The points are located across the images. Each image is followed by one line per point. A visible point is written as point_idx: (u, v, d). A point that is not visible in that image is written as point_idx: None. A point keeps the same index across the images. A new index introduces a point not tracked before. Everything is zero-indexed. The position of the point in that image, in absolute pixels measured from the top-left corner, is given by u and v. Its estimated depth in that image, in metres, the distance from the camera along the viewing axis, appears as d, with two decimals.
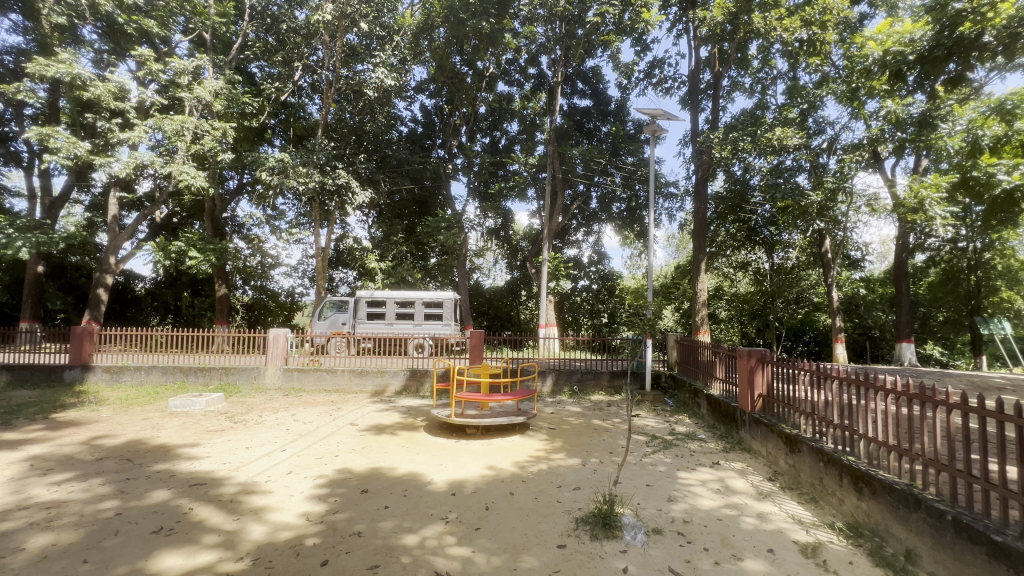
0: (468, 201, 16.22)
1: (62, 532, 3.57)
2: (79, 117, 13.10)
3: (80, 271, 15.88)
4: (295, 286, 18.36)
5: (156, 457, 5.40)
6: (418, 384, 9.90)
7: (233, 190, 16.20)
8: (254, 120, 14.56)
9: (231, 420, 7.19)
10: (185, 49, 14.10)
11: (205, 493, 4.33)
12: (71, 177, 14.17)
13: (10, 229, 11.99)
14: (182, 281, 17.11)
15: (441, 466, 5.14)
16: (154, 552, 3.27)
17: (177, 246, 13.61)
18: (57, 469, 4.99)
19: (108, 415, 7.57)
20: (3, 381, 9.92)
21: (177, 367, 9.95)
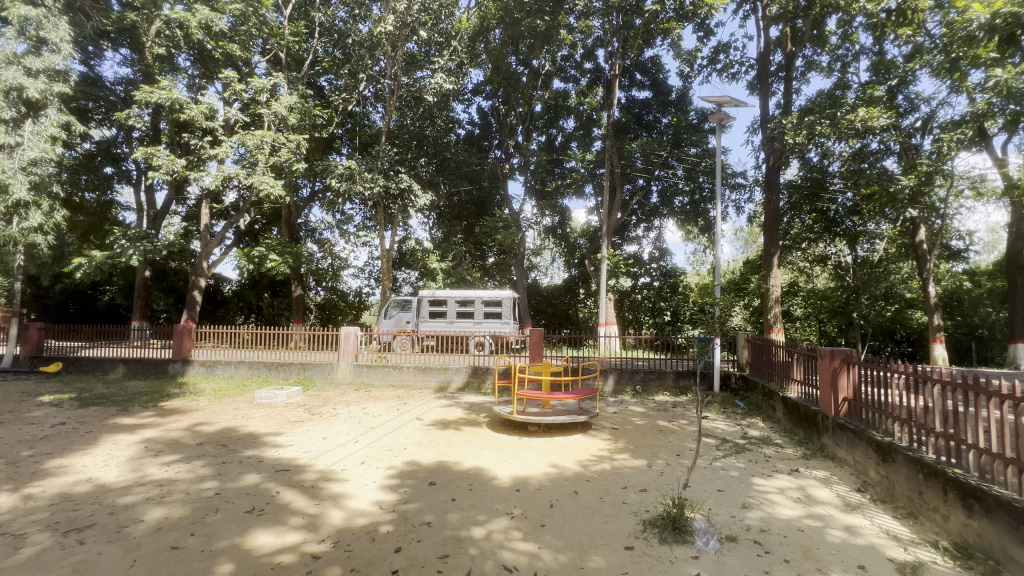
0: (525, 201, 16.34)
1: (173, 507, 4.00)
2: (176, 137, 14.63)
3: (179, 276, 17.73)
4: (363, 287, 19.37)
5: (247, 444, 5.92)
6: (480, 381, 10.09)
7: (307, 198, 17.34)
8: (324, 131, 15.50)
9: (309, 412, 7.71)
10: (263, 69, 15.25)
11: (290, 479, 4.69)
12: (170, 191, 15.82)
13: (123, 239, 13.60)
14: (263, 283, 18.56)
15: (505, 462, 5.22)
16: (248, 530, 3.59)
17: (259, 251, 14.83)
18: (166, 452, 5.61)
19: (206, 404, 8.39)
20: (121, 373, 11.30)
21: (261, 362, 10.83)
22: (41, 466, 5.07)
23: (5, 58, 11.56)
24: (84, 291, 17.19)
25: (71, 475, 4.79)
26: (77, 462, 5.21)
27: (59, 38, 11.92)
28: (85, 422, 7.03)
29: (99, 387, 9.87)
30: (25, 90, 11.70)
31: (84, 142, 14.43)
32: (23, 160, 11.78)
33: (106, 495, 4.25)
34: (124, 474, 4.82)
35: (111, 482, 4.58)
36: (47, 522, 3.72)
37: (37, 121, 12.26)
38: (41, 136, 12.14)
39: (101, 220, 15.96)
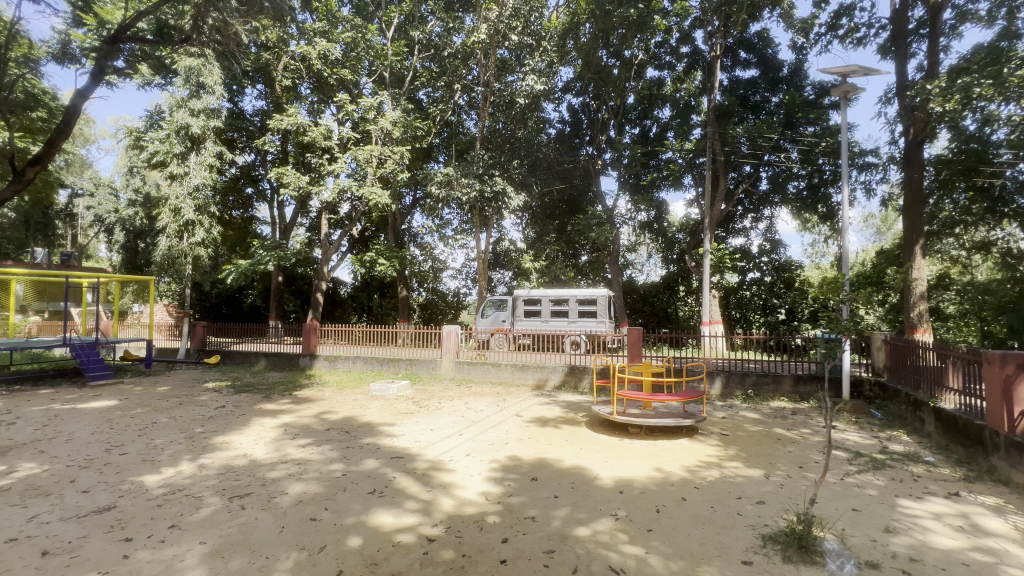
0: (619, 196, 15.94)
1: (310, 484, 4.55)
2: (301, 157, 16.58)
3: (305, 280, 20.04)
4: (461, 287, 20.29)
5: (366, 432, 6.52)
6: (577, 380, 10.01)
7: (410, 205, 18.60)
8: (423, 142, 16.55)
9: (418, 405, 8.28)
10: (370, 89, 16.58)
11: (404, 466, 5.08)
12: (297, 205, 17.94)
13: (261, 249, 15.71)
14: (373, 285, 20.28)
15: (606, 463, 5.13)
16: (371, 509, 3.96)
17: (369, 256, 16.22)
18: (302, 435, 6.39)
19: (330, 395, 9.40)
20: (263, 365, 13.09)
21: (374, 357, 11.86)
22: (210, 441, 6.07)
23: (177, 103, 14.25)
24: (233, 295, 20.15)
25: (232, 450, 5.66)
26: (235, 440, 6.15)
27: (213, 81, 14.41)
28: (240, 406, 8.27)
29: (248, 377, 11.54)
30: (191, 128, 14.28)
31: (232, 167, 16.94)
32: (190, 187, 14.37)
33: (258, 469, 4.97)
34: (271, 452, 5.59)
35: (261, 458, 5.34)
36: (217, 488, 4.45)
37: (198, 153, 14.63)
38: (202, 166, 14.56)
39: (245, 234, 18.42)
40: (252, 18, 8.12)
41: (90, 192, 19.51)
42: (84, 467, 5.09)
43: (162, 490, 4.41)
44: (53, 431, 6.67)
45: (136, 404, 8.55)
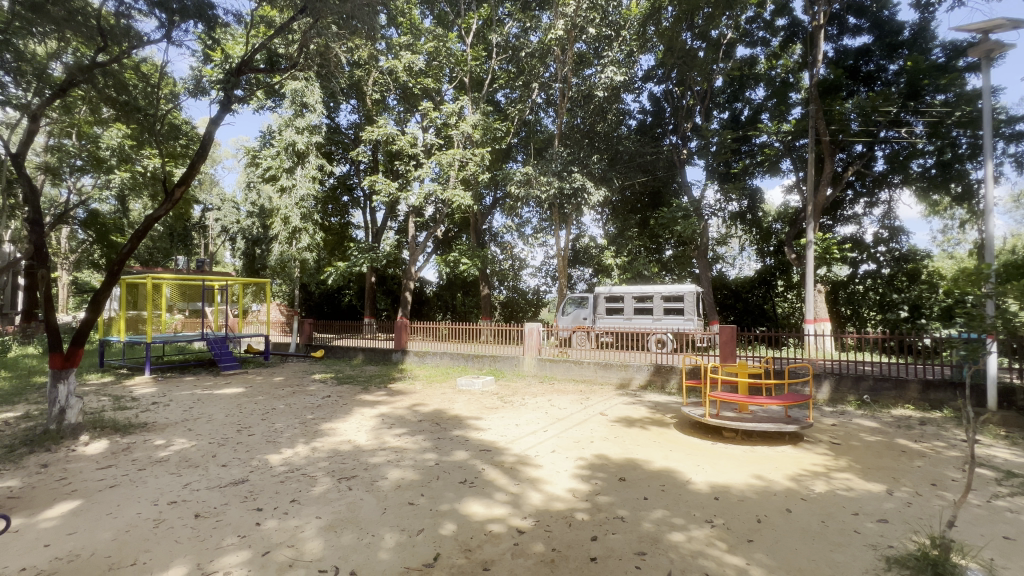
0: (706, 185, 15.05)
1: (407, 471, 4.87)
2: (390, 165, 17.69)
3: (394, 280, 21.36)
4: (540, 285, 20.44)
5: (455, 425, 6.82)
6: (664, 380, 9.62)
7: (490, 206, 19.05)
8: (502, 143, 16.86)
9: (502, 401, 8.48)
10: (451, 95, 17.25)
11: (492, 459, 5.24)
12: (387, 210, 19.14)
13: (357, 251, 16.99)
14: (457, 284, 21.10)
15: (699, 467, 4.90)
16: (464, 498, 4.14)
17: (453, 257, 16.87)
18: (397, 425, 6.84)
19: (421, 388, 9.94)
20: (361, 358, 14.18)
21: (460, 354, 12.34)
22: (319, 427, 6.72)
23: (285, 123, 15.88)
24: (333, 295, 22.01)
25: (338, 436, 6.22)
26: (340, 427, 6.74)
27: (314, 100, 15.85)
28: (343, 397, 9.05)
29: (348, 370, 12.57)
30: (297, 144, 15.89)
31: (330, 178, 18.52)
32: (296, 198, 15.98)
33: (361, 454, 5.41)
34: (371, 439, 6.06)
35: (364, 445, 5.81)
36: (328, 469, 4.92)
37: (303, 166, 16.21)
38: (307, 178, 16.13)
39: (342, 239, 20.03)
40: (348, 40, 8.82)
41: (218, 206, 22.45)
42: (222, 445, 5.90)
43: (283, 469, 4.97)
44: (197, 412, 7.79)
45: (258, 391, 9.71)
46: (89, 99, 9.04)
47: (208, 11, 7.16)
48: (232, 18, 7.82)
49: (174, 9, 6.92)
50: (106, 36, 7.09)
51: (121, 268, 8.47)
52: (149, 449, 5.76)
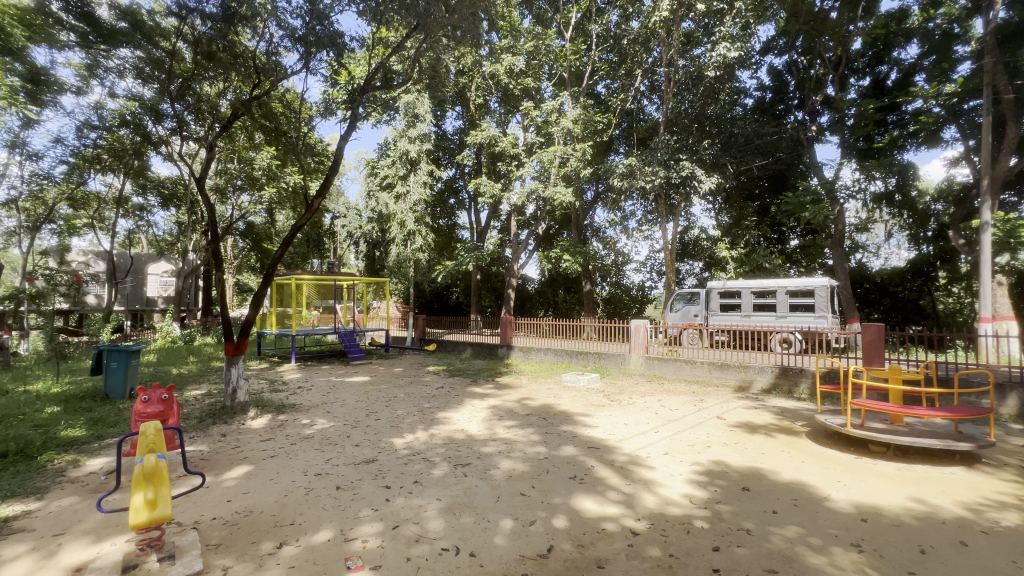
0: (841, 165, 13.21)
1: (517, 463, 5.00)
2: (493, 166, 18.31)
3: (498, 278, 22.07)
4: (645, 280, 19.71)
5: (563, 420, 6.85)
6: (792, 384, 8.66)
7: (591, 200, 18.79)
8: (604, 135, 16.55)
9: (609, 399, 8.31)
10: (551, 92, 17.31)
11: (602, 457, 5.17)
12: (491, 210, 19.80)
13: (463, 251, 17.82)
14: (558, 281, 21.15)
15: (840, 483, 4.33)
16: (575, 493, 4.15)
17: (555, 253, 16.88)
18: (506, 418, 7.07)
19: (527, 383, 10.15)
20: (470, 352, 14.89)
21: (564, 350, 12.36)
22: (435, 416, 7.19)
23: (399, 134, 17.27)
24: (442, 292, 23.44)
25: (452, 425, 6.60)
26: (454, 416, 7.15)
27: (424, 110, 17.01)
28: (454, 388, 9.59)
29: (458, 363, 13.27)
30: (410, 153, 17.23)
31: (439, 182, 19.67)
32: (410, 202, 17.30)
33: (474, 443, 5.69)
34: (483, 430, 6.33)
35: (476, 434, 6.10)
36: (445, 456, 5.24)
37: (416, 173, 17.50)
38: (419, 183, 17.37)
39: (450, 239, 21.17)
40: (456, 50, 9.29)
41: (344, 214, 25.14)
42: (355, 426, 6.61)
43: (406, 452, 5.41)
44: (333, 397, 8.80)
45: (382, 380, 10.70)
46: (246, 128, 10.65)
47: (337, 40, 8.05)
48: (356, 43, 8.68)
49: (311, 42, 7.88)
50: (260, 73, 8.33)
51: (274, 271, 9.89)
52: (299, 426, 6.67)
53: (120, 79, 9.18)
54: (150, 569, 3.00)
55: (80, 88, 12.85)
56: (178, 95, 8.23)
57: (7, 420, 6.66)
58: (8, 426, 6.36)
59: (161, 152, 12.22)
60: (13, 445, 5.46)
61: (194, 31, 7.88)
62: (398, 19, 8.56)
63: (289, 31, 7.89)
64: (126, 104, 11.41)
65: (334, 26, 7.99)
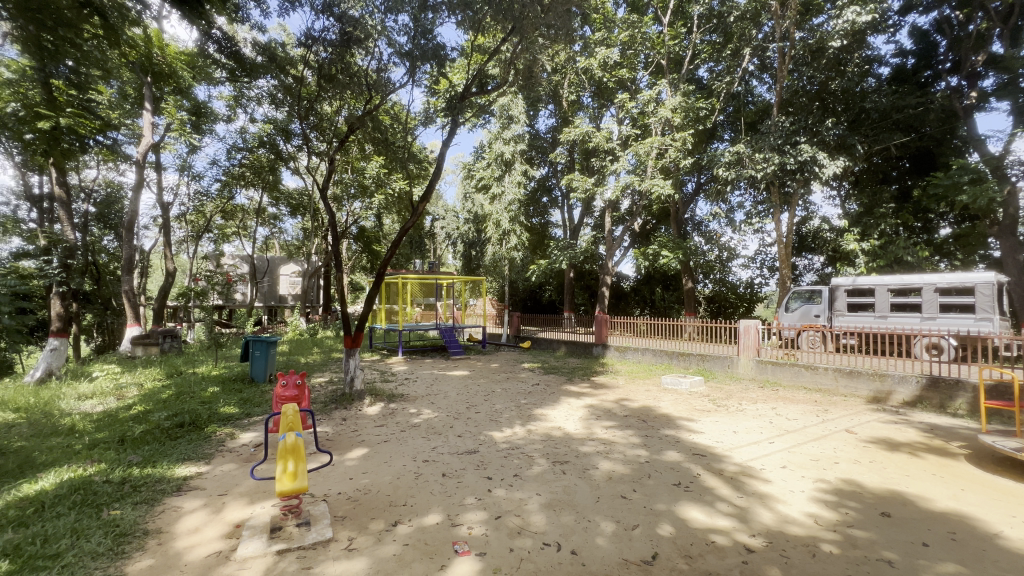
0: (1013, 136, 10.92)
1: (617, 464, 4.90)
2: (586, 162, 18.06)
3: (592, 276, 21.75)
4: (755, 277, 18.12)
5: (664, 423, 6.57)
6: (945, 398, 7.39)
7: (692, 192, 17.71)
8: (707, 122, 15.49)
9: (715, 404, 7.77)
10: (647, 81, 16.63)
11: (710, 465, 4.86)
12: (583, 208, 19.56)
13: (556, 250, 17.75)
14: (655, 278, 20.26)
15: (1015, 518, 3.61)
16: (681, 501, 3.96)
17: (652, 249, 16.15)
18: (604, 418, 6.95)
19: (624, 383, 9.90)
20: (564, 350, 14.90)
21: (663, 351, 11.81)
22: (533, 412, 7.30)
23: (495, 137, 17.80)
24: (535, 291, 23.71)
25: (550, 422, 6.65)
26: (551, 414, 7.19)
27: (518, 111, 17.31)
28: (550, 385, 9.66)
29: (554, 361, 13.30)
30: (505, 154, 17.65)
31: (533, 181, 19.88)
32: (505, 203, 17.73)
33: (572, 442, 5.68)
34: (581, 429, 6.30)
35: (573, 433, 6.08)
36: (544, 452, 5.30)
37: (510, 173, 17.87)
38: (514, 183, 17.71)
39: (543, 237, 21.32)
40: (550, 49, 9.33)
41: (443, 216, 26.55)
42: (457, 418, 6.96)
43: (505, 445, 5.57)
44: (436, 389, 9.35)
45: (480, 375, 11.12)
46: (358, 141, 11.67)
47: (440, 52, 8.53)
48: (455, 52, 9.10)
49: (416, 56, 8.43)
50: (372, 88, 9.11)
51: (384, 271, 10.75)
52: (407, 415, 7.18)
53: (258, 105, 10.60)
54: (290, 532, 3.45)
55: (229, 116, 15.08)
56: (304, 116, 9.30)
57: (183, 397, 8.08)
58: (182, 402, 7.70)
59: (291, 167, 13.87)
60: (187, 417, 6.59)
61: (317, 58, 8.80)
62: (495, 25, 8.81)
63: (398, 48, 8.52)
64: (263, 126, 13.15)
65: (437, 39, 8.45)
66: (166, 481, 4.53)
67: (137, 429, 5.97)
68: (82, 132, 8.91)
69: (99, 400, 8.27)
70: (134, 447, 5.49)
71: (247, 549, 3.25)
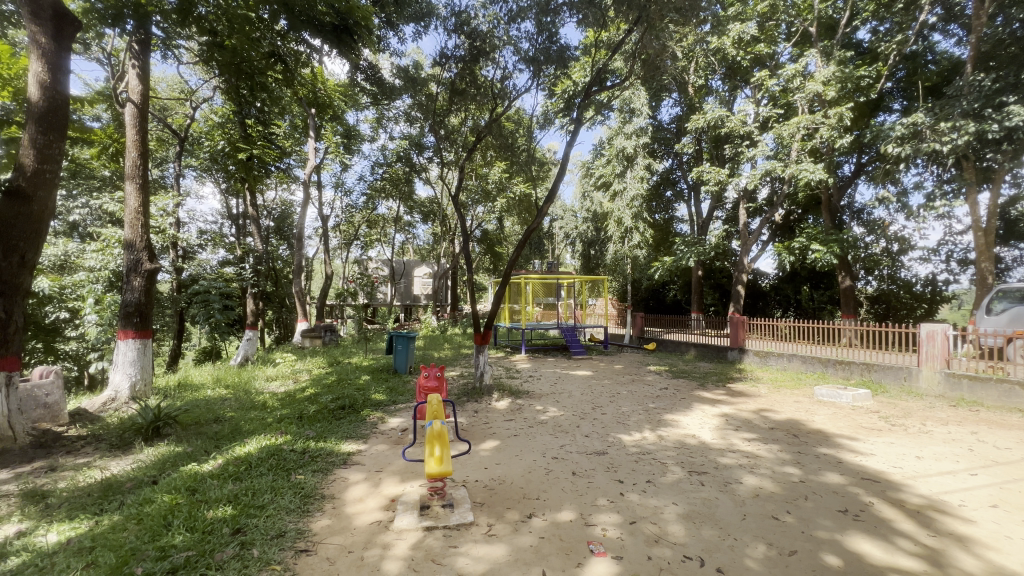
0: None
1: (765, 481, 4.44)
2: (716, 150, 16.70)
3: (723, 273, 20.05)
4: (938, 272, 14.98)
5: (820, 440, 5.78)
6: None
7: (850, 175, 15.26)
8: (870, 92, 13.26)
9: (888, 422, 6.60)
10: (790, 54, 14.81)
11: (884, 493, 4.15)
12: (713, 199, 18.11)
13: (682, 246, 16.54)
14: (801, 276, 17.87)
15: None
16: (848, 531, 3.45)
17: (799, 243, 14.27)
18: (744, 429, 6.35)
19: (766, 392, 8.92)
20: (693, 354, 13.96)
21: (816, 358, 10.36)
22: (663, 417, 6.98)
23: (615, 132, 17.40)
24: (659, 290, 22.62)
25: (682, 429, 6.29)
26: (683, 420, 6.79)
27: (640, 104, 16.63)
28: (680, 390, 9.12)
29: (682, 365, 12.53)
30: (626, 149, 17.15)
31: (655, 175, 18.99)
32: (627, 199, 17.19)
33: (709, 452, 5.29)
34: (718, 438, 5.84)
35: (710, 442, 5.66)
36: (678, 460, 5.03)
37: (632, 169, 17.31)
38: (636, 179, 17.12)
39: (667, 234, 20.24)
40: (679, 33, 8.81)
41: (561, 216, 26.74)
42: (583, 418, 6.94)
43: (635, 449, 5.41)
44: (559, 388, 9.44)
45: (603, 376, 10.95)
46: (483, 148, 12.31)
47: (563, 54, 8.63)
48: (576, 52, 9.08)
49: (541, 60, 8.62)
50: (497, 97, 9.52)
51: (509, 272, 11.18)
52: (534, 411, 7.38)
53: (397, 124, 11.79)
54: (437, 512, 3.77)
55: (373, 136, 17.06)
56: (436, 130, 10.09)
57: (342, 383, 9.35)
58: (343, 387, 8.90)
59: (424, 177, 15.16)
60: (347, 401, 7.62)
61: (448, 75, 9.53)
62: (619, 18, 8.59)
63: (523, 54, 8.79)
64: (401, 143, 14.59)
65: (561, 41, 8.56)
66: (335, 454, 5.28)
67: (312, 409, 7.07)
68: (267, 160, 10.79)
69: (282, 382, 9.97)
70: (310, 423, 6.52)
71: (402, 522, 3.63)
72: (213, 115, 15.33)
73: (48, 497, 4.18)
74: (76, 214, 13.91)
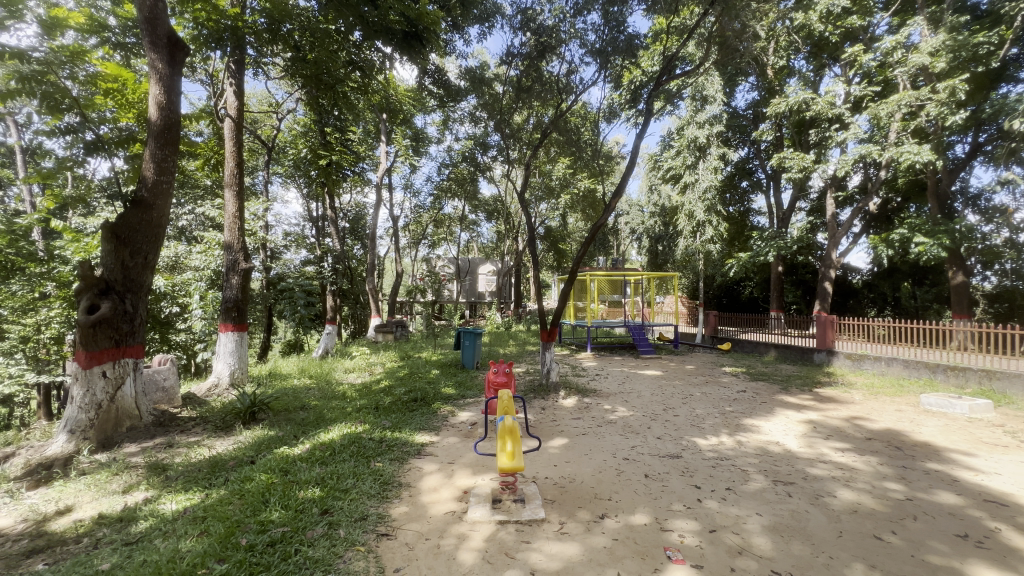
0: None
1: (863, 496, 4.04)
2: (799, 136, 15.44)
3: (807, 269, 18.56)
4: None
5: (930, 454, 5.16)
6: None
7: (963, 156, 13.45)
8: (989, 61, 11.61)
9: (1015, 437, 5.76)
10: (888, 24, 13.32)
11: (1013, 518, 3.62)
12: (795, 189, 16.76)
13: (761, 240, 15.45)
14: (901, 271, 15.99)
15: None
16: (968, 558, 3.05)
17: (900, 235, 12.70)
18: (836, 438, 5.82)
19: (861, 399, 8.12)
20: (773, 355, 13.05)
21: (921, 362, 9.28)
22: (741, 421, 6.57)
23: (686, 121, 16.62)
24: (733, 287, 21.40)
25: (764, 435, 5.88)
26: (765, 425, 6.35)
27: (714, 90, 15.72)
28: (760, 394, 8.55)
29: (761, 367, 11.75)
30: (699, 139, 16.34)
31: (730, 165, 17.92)
32: (699, 191, 16.33)
33: (796, 461, 4.90)
34: (806, 447, 5.40)
35: (797, 451, 5.25)
36: (760, 468, 4.71)
37: (705, 159, 16.46)
38: (709, 170, 16.26)
39: (743, 227, 19.04)
40: (760, 12, 8.20)
41: (627, 211, 26.05)
42: (654, 419, 6.71)
43: (712, 454, 5.14)
44: (628, 387, 9.21)
45: (674, 376, 10.53)
46: (548, 145, 12.26)
47: (632, 43, 8.33)
48: (644, 41, 8.76)
49: (610, 52, 8.41)
50: (561, 93, 9.41)
51: (575, 269, 11.04)
52: (602, 411, 7.24)
53: (462, 124, 12.06)
54: (509, 506, 3.81)
55: (440, 138, 17.58)
56: (501, 129, 10.19)
57: (414, 377, 9.75)
58: (414, 381, 9.29)
59: (488, 176, 15.40)
60: (419, 393, 7.93)
61: (513, 74, 9.59)
62: (691, 1, 8.17)
63: (589, 47, 8.63)
64: (466, 143, 14.90)
65: (629, 30, 8.28)
66: (410, 444, 5.52)
67: (386, 400, 7.43)
68: (344, 164, 11.45)
69: (359, 373, 10.60)
70: (385, 413, 6.87)
71: (476, 513, 3.71)
72: (296, 125, 16.54)
73: (168, 470, 4.75)
74: (184, 220, 15.62)
